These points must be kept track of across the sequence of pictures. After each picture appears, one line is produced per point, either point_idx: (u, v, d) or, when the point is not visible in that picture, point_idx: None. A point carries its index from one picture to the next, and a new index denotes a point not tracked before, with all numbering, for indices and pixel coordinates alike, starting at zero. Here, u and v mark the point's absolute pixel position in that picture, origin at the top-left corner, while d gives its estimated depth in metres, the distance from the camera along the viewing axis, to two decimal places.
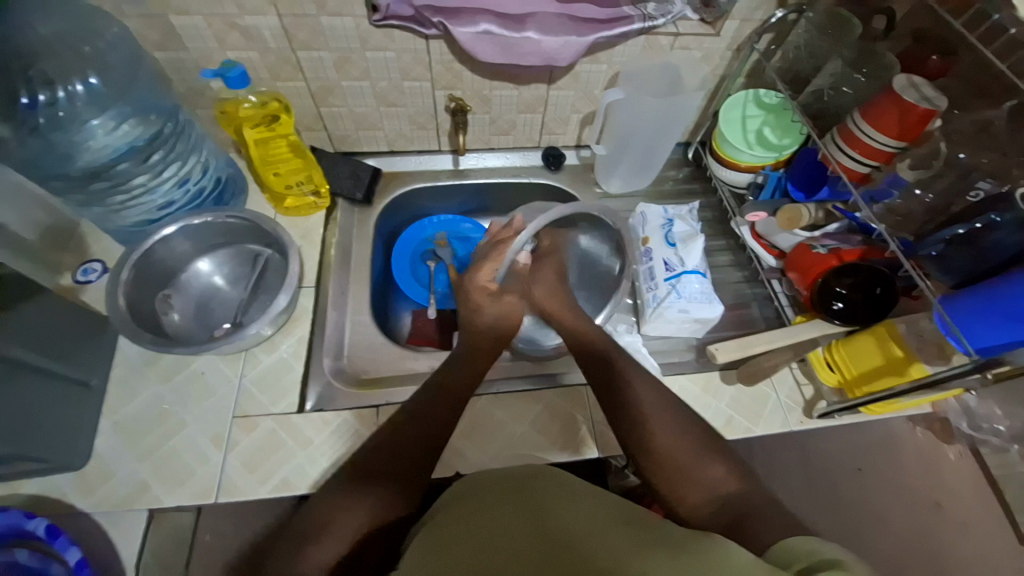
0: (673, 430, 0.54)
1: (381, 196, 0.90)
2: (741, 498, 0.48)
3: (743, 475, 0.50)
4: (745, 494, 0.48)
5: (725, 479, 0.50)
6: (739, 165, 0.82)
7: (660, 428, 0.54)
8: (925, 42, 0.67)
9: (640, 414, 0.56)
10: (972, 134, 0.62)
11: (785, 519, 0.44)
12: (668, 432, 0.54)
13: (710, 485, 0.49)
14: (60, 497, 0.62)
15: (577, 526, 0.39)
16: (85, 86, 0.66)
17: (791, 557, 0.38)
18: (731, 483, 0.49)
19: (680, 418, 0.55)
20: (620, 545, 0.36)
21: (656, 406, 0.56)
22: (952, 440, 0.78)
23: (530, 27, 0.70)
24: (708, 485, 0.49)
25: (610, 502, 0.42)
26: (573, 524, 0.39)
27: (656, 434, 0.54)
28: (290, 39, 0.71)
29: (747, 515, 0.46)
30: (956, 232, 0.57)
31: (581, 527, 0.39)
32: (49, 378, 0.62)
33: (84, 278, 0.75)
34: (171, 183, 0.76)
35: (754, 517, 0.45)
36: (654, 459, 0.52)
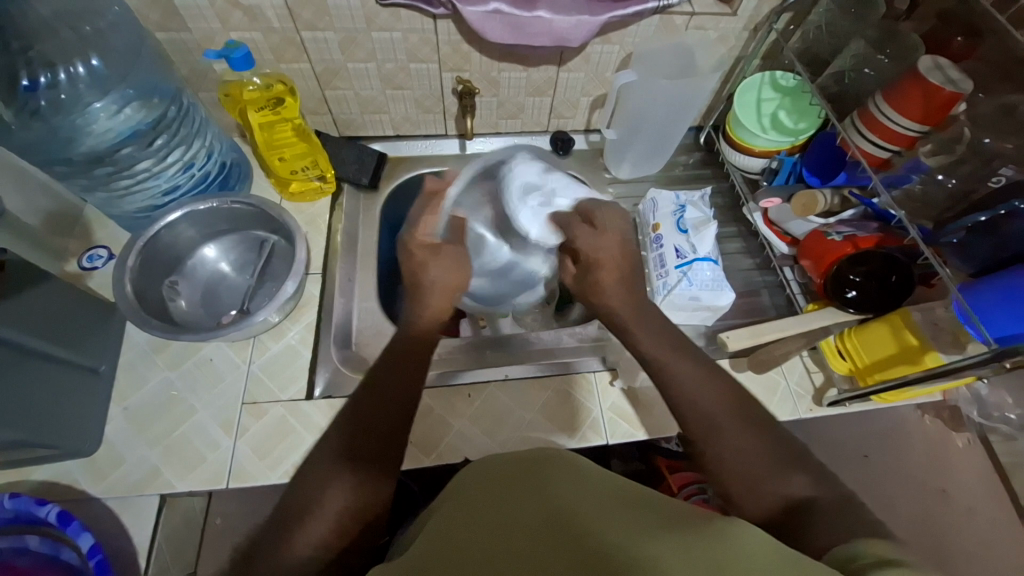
0: (741, 428, 0.49)
1: (387, 182, 0.89)
2: (818, 506, 0.43)
3: (814, 476, 0.46)
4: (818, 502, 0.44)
5: (798, 483, 0.45)
6: (754, 149, 0.80)
7: (720, 426, 0.49)
8: (950, 23, 0.65)
9: (716, 427, 0.50)
10: (996, 119, 0.61)
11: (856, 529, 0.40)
12: (734, 430, 0.49)
13: (783, 489, 0.45)
14: (72, 483, 0.62)
15: (590, 511, 0.38)
16: (87, 68, 0.65)
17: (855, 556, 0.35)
18: (807, 490, 0.45)
19: (749, 416, 0.50)
20: (635, 531, 0.35)
21: (724, 402, 0.51)
22: (961, 428, 0.78)
23: (541, 6, 0.68)
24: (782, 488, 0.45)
25: (615, 487, 0.41)
26: (587, 509, 0.38)
27: (725, 436, 0.49)
28: (294, 19, 0.69)
29: (822, 525, 0.42)
30: (978, 219, 0.56)
31: (594, 512, 0.37)
32: (58, 364, 0.62)
33: (90, 265, 0.74)
34: (176, 168, 0.75)
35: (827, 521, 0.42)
36: (725, 458, 0.48)
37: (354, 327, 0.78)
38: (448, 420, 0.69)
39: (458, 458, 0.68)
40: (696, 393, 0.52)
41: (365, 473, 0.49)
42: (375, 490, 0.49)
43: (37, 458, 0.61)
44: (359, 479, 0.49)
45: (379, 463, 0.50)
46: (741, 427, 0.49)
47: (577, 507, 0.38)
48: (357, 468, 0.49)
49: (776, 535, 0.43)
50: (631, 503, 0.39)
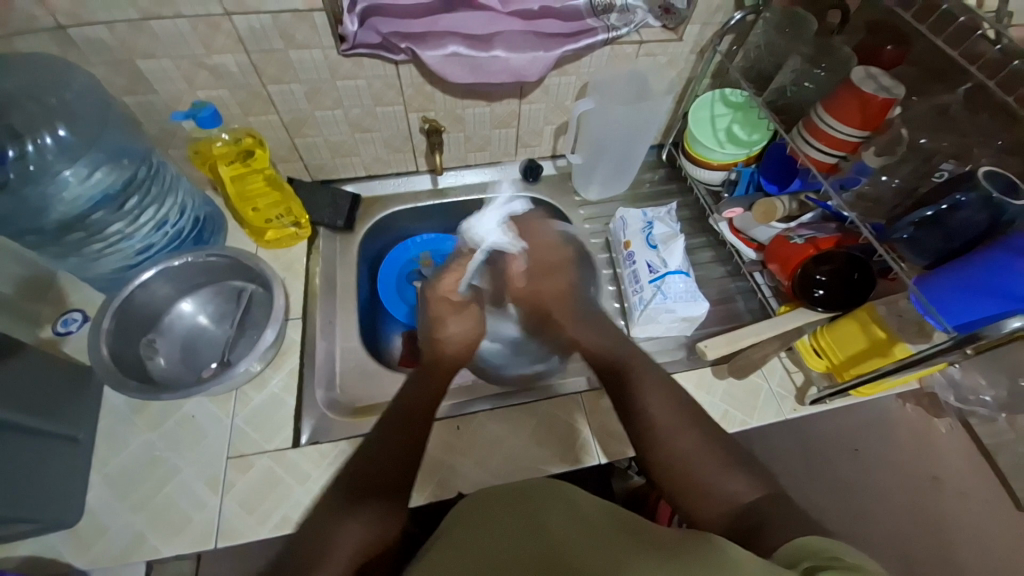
0: (687, 435, 0.51)
1: (363, 221, 0.90)
2: (767, 505, 0.44)
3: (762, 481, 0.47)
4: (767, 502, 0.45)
5: (745, 488, 0.47)
6: (711, 164, 0.83)
7: (676, 439, 0.51)
8: (880, 33, 0.70)
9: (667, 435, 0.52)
10: (933, 119, 0.66)
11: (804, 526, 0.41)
12: (687, 441, 0.51)
13: (731, 493, 0.47)
14: (54, 558, 0.60)
15: (574, 536, 0.39)
16: (54, 138, 0.65)
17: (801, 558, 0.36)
18: (754, 493, 0.46)
19: (702, 426, 0.52)
20: (621, 557, 0.36)
21: (669, 412, 0.53)
22: (942, 413, 0.80)
23: (497, 46, 0.72)
24: (725, 495, 0.47)
25: (596, 516, 0.42)
26: (571, 534, 0.39)
27: (680, 448, 0.51)
28: (260, 74, 0.71)
29: (769, 523, 0.43)
30: (924, 214, 0.58)
31: (578, 538, 0.39)
32: (35, 436, 0.60)
33: (65, 329, 0.74)
34: (149, 228, 0.75)
35: (765, 523, 0.43)
36: (672, 474, 0.50)
37: (339, 368, 0.78)
38: (438, 454, 0.69)
39: (452, 492, 0.67)
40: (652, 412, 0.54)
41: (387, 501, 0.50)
42: (386, 523, 0.48)
43: (16, 534, 0.59)
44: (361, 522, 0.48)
45: (387, 493, 0.50)
46: (692, 440, 0.51)
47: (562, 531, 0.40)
48: (364, 496, 0.49)
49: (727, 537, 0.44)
50: (619, 527, 0.41)
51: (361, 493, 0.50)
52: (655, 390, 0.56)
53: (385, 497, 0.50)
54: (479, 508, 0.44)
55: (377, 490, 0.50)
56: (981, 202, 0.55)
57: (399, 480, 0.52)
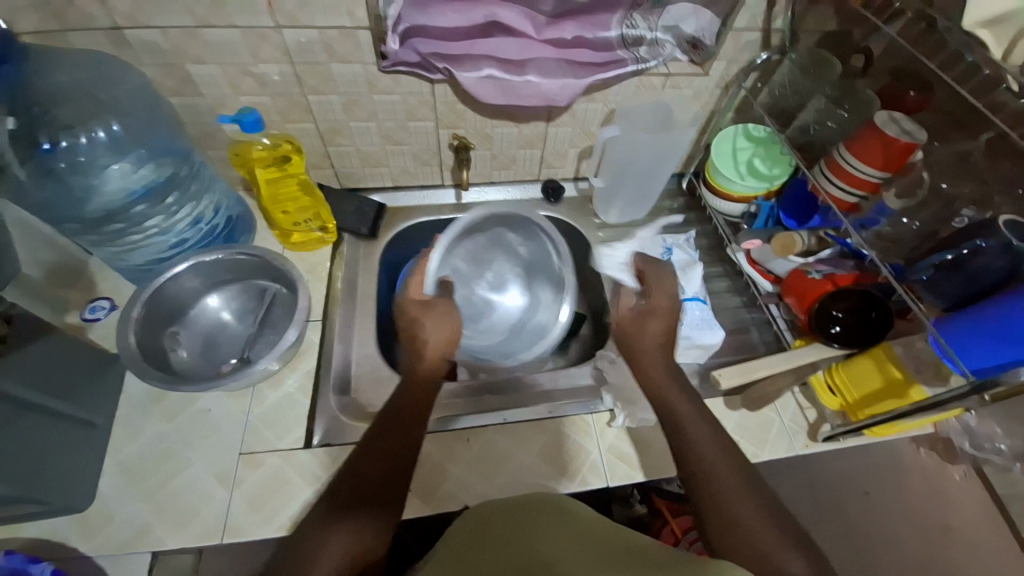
0: (749, 505, 0.51)
1: (386, 230, 0.92)
2: None
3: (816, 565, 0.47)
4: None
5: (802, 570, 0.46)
6: (733, 194, 0.85)
7: (738, 505, 0.51)
8: (903, 79, 0.71)
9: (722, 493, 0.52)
10: (953, 164, 0.68)
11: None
12: (748, 507, 0.51)
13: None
14: (62, 541, 0.61)
15: (565, 552, 0.40)
16: (106, 133, 0.69)
17: None
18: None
19: (761, 495, 0.52)
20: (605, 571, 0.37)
21: (735, 479, 0.53)
22: (956, 460, 0.78)
23: (530, 71, 0.74)
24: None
25: (596, 534, 0.43)
26: (560, 551, 0.40)
27: (741, 516, 0.50)
28: (301, 84, 0.75)
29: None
30: (943, 258, 0.59)
31: (569, 551, 0.40)
32: (55, 418, 0.62)
33: (92, 316, 0.75)
34: (185, 223, 0.78)
35: None
36: (730, 541, 0.49)
37: (353, 373, 0.79)
38: (446, 465, 0.69)
39: (457, 505, 0.67)
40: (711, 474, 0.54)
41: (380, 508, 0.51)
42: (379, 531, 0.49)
43: (28, 514, 0.61)
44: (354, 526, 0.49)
45: (387, 501, 0.52)
46: (755, 509, 0.51)
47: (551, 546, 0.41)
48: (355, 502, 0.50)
49: None
50: (615, 546, 0.41)
51: (352, 501, 0.51)
52: (713, 452, 0.56)
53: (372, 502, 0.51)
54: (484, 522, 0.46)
55: (370, 497, 0.51)
56: (1002, 249, 0.55)
57: (387, 488, 0.53)
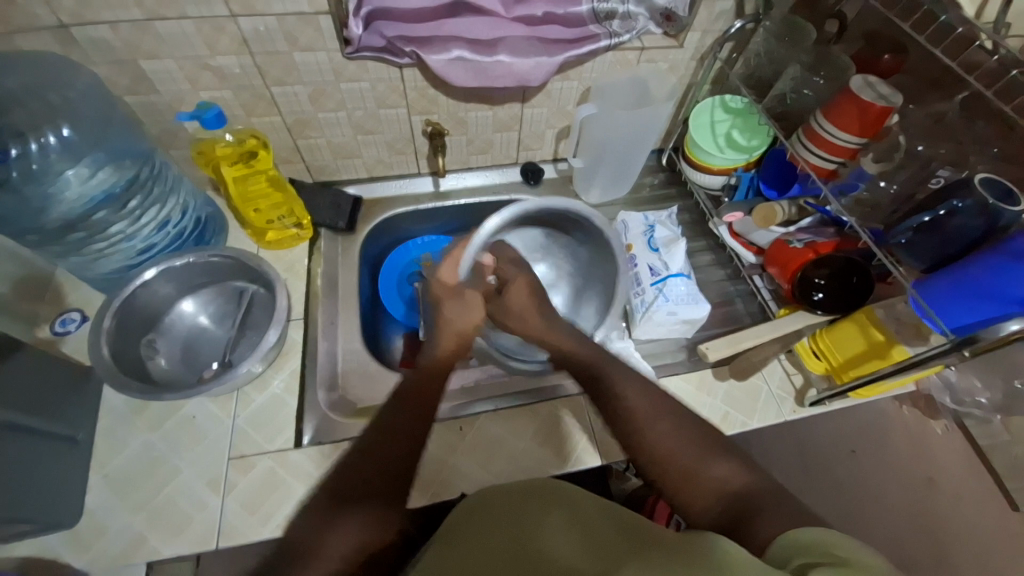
0: (668, 424, 0.50)
1: (364, 223, 0.90)
2: (757, 492, 0.44)
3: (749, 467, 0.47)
4: (752, 490, 0.45)
5: (736, 475, 0.46)
6: (712, 168, 0.84)
7: (652, 427, 0.50)
8: (878, 42, 0.71)
9: (637, 418, 0.51)
10: (929, 126, 0.68)
11: (789, 516, 0.41)
12: (669, 427, 0.50)
13: (717, 479, 0.46)
14: (52, 560, 0.60)
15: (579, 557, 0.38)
16: (58, 137, 0.65)
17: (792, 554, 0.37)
18: (739, 479, 0.46)
19: (676, 408, 0.51)
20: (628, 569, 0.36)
21: (646, 406, 0.52)
22: (937, 415, 0.79)
23: (501, 50, 0.72)
24: (715, 483, 0.46)
25: (595, 519, 0.42)
26: (572, 555, 0.38)
27: (658, 437, 0.49)
28: (264, 76, 0.72)
29: (757, 513, 0.42)
30: (922, 220, 0.59)
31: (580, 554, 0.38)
32: (34, 437, 0.60)
33: (64, 329, 0.73)
34: (151, 228, 0.75)
35: (769, 511, 0.42)
36: (655, 466, 0.48)
37: (340, 369, 0.78)
38: (439, 455, 0.69)
39: (454, 493, 0.67)
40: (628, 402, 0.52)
41: (378, 505, 0.49)
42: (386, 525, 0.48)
43: (14, 536, 0.59)
44: (359, 516, 0.47)
45: (388, 498, 0.50)
46: (676, 428, 0.50)
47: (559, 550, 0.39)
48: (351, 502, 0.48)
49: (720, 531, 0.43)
50: (609, 531, 0.41)
51: (349, 496, 0.49)
52: (624, 383, 0.54)
53: (373, 500, 0.49)
54: (468, 522, 0.44)
55: (366, 493, 0.49)
56: (978, 209, 0.56)
57: (387, 484, 0.50)
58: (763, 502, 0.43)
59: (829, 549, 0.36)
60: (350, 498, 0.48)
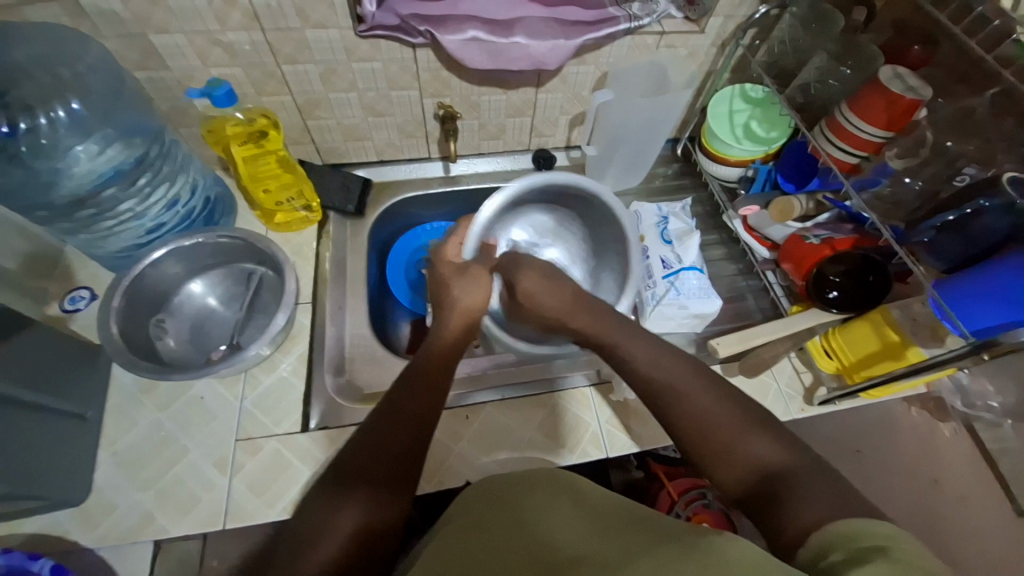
0: (706, 396, 0.49)
1: (373, 207, 0.89)
2: (793, 473, 0.43)
3: (787, 447, 0.45)
4: (791, 470, 0.43)
5: (772, 454, 0.45)
6: (728, 159, 0.82)
7: (686, 399, 0.50)
8: (907, 32, 0.69)
9: (671, 387, 0.51)
10: (957, 122, 0.65)
11: (823, 495, 0.40)
12: (705, 398, 0.49)
13: (756, 454, 0.45)
14: (62, 534, 0.60)
15: (578, 538, 0.38)
16: (67, 112, 0.64)
17: (831, 547, 0.35)
18: (778, 457, 0.44)
19: (710, 379, 0.51)
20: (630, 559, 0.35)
21: (680, 376, 0.52)
22: (946, 418, 0.79)
23: (518, 32, 0.70)
24: (750, 459, 0.45)
25: (603, 513, 0.42)
26: (572, 536, 0.38)
27: (695, 408, 0.49)
28: (275, 53, 0.70)
29: (796, 491, 0.41)
30: (946, 219, 0.58)
31: (578, 534, 0.39)
32: (43, 413, 0.60)
33: (72, 307, 0.73)
34: (160, 207, 0.74)
35: (800, 489, 0.41)
36: (694, 438, 0.48)
37: (347, 354, 0.78)
38: (446, 442, 0.69)
39: (459, 481, 0.67)
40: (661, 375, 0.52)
41: (377, 489, 0.48)
42: (390, 506, 0.48)
43: (25, 510, 0.60)
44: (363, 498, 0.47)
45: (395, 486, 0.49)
46: (710, 400, 0.49)
47: (559, 532, 0.39)
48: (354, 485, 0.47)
49: (755, 504, 0.43)
50: (620, 523, 0.40)
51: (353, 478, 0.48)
52: (655, 360, 0.54)
53: (380, 486, 0.48)
54: (474, 509, 0.44)
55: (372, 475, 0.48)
56: (1004, 208, 0.54)
57: (392, 470, 0.49)
58: (802, 481, 0.42)
59: (853, 542, 0.34)
60: (351, 479, 0.48)
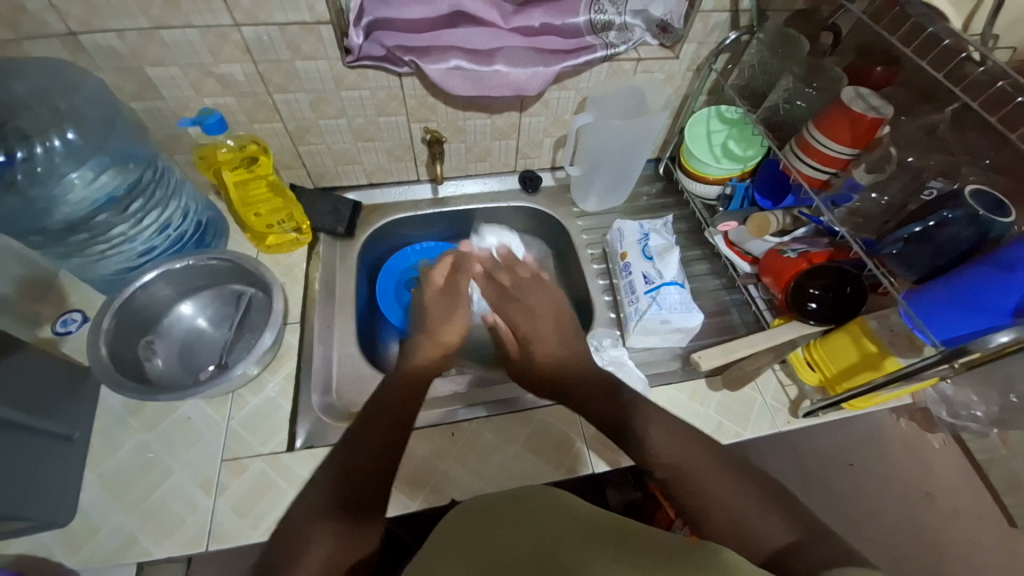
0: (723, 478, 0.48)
1: (363, 228, 0.91)
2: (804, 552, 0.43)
3: (796, 522, 0.45)
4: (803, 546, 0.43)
5: (782, 529, 0.45)
6: (708, 177, 0.85)
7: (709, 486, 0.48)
8: (870, 55, 0.74)
9: (676, 462, 0.50)
10: (919, 138, 0.69)
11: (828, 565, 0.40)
12: (720, 491, 0.48)
13: (763, 541, 0.44)
14: (46, 558, 0.60)
15: (566, 541, 0.40)
16: (63, 141, 0.66)
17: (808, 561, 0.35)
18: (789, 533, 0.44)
19: (734, 468, 0.50)
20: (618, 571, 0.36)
21: (708, 471, 0.49)
22: (934, 428, 0.79)
23: (498, 60, 0.74)
24: (764, 542, 0.44)
25: (572, 519, 0.43)
26: (569, 540, 0.40)
27: (708, 492, 0.48)
28: (266, 83, 0.73)
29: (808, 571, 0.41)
30: (913, 230, 0.59)
31: (578, 543, 0.39)
32: (28, 434, 0.60)
33: (64, 329, 0.74)
34: (152, 230, 0.76)
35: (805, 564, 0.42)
36: (706, 516, 0.47)
37: (336, 374, 0.78)
38: (433, 461, 0.69)
39: (445, 499, 0.67)
40: (676, 456, 0.50)
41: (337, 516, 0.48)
42: (359, 539, 0.47)
43: (8, 533, 0.59)
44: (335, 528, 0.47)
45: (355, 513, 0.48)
46: (714, 478, 0.49)
47: (552, 536, 0.40)
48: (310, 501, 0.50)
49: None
50: (603, 536, 0.40)
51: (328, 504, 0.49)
52: (669, 437, 0.52)
53: (342, 512, 0.48)
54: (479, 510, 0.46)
55: (346, 498, 0.49)
56: (968, 219, 0.56)
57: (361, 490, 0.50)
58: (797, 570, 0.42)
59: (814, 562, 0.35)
60: (337, 504, 0.49)
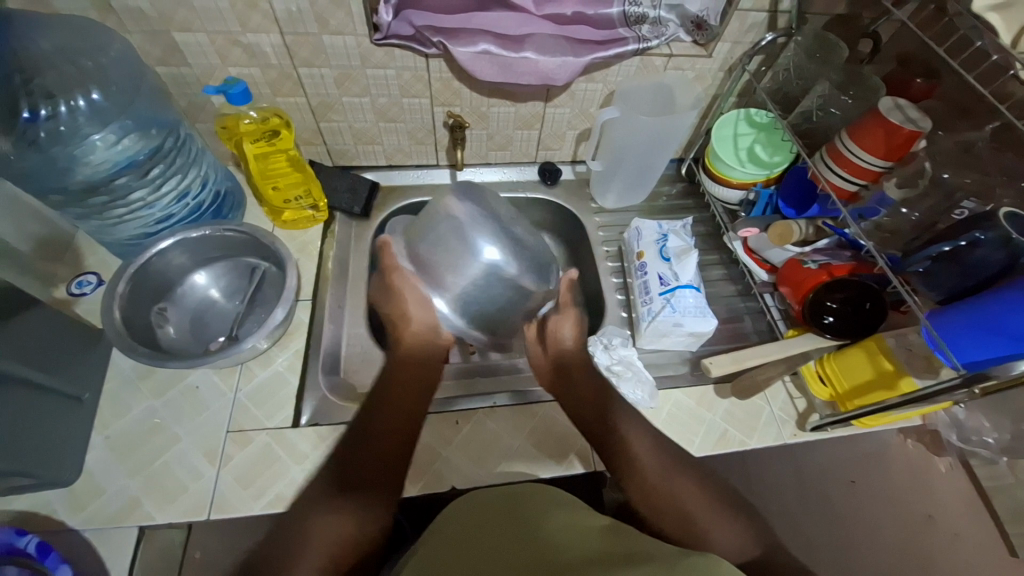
0: (690, 487, 0.53)
1: (379, 210, 0.90)
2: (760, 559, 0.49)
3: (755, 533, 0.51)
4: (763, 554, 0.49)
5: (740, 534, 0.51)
6: (731, 181, 0.84)
7: (674, 488, 0.53)
8: (909, 65, 0.72)
9: (638, 451, 0.56)
10: (957, 154, 0.66)
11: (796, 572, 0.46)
12: (681, 487, 0.53)
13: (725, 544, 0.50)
14: (50, 514, 0.61)
15: (559, 537, 0.40)
16: (86, 101, 0.66)
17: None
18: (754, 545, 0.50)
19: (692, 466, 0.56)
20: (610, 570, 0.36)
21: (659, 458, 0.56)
22: (942, 451, 0.78)
23: (528, 47, 0.72)
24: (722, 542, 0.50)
25: (564, 518, 0.43)
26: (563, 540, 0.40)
27: (669, 484, 0.54)
28: (292, 56, 0.72)
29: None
30: (941, 249, 0.58)
31: (582, 544, 0.40)
32: (39, 392, 0.61)
33: (79, 290, 0.74)
34: (170, 198, 0.76)
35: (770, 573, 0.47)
36: (663, 513, 0.52)
37: (343, 353, 0.78)
38: (434, 447, 0.69)
39: (445, 486, 0.67)
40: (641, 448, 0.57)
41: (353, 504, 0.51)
42: (366, 519, 0.50)
43: (15, 487, 0.60)
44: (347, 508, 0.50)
45: (375, 492, 0.53)
46: (675, 473, 0.54)
47: (548, 533, 0.41)
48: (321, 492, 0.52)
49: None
50: (595, 537, 0.40)
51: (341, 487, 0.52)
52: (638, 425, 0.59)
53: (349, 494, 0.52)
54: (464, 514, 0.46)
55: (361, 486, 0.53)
56: (1000, 242, 0.54)
57: (370, 477, 0.54)
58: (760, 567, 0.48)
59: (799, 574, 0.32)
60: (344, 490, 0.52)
